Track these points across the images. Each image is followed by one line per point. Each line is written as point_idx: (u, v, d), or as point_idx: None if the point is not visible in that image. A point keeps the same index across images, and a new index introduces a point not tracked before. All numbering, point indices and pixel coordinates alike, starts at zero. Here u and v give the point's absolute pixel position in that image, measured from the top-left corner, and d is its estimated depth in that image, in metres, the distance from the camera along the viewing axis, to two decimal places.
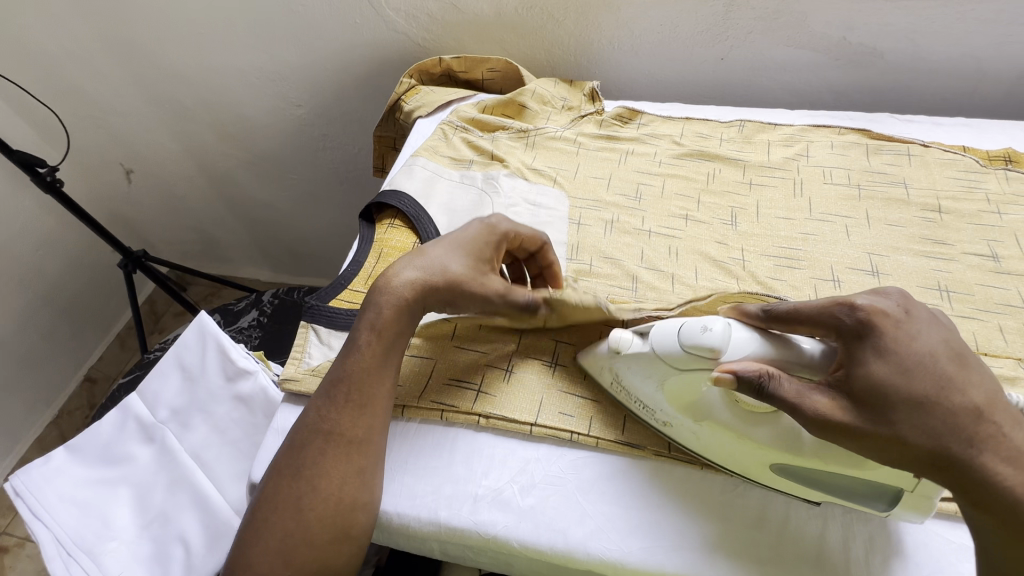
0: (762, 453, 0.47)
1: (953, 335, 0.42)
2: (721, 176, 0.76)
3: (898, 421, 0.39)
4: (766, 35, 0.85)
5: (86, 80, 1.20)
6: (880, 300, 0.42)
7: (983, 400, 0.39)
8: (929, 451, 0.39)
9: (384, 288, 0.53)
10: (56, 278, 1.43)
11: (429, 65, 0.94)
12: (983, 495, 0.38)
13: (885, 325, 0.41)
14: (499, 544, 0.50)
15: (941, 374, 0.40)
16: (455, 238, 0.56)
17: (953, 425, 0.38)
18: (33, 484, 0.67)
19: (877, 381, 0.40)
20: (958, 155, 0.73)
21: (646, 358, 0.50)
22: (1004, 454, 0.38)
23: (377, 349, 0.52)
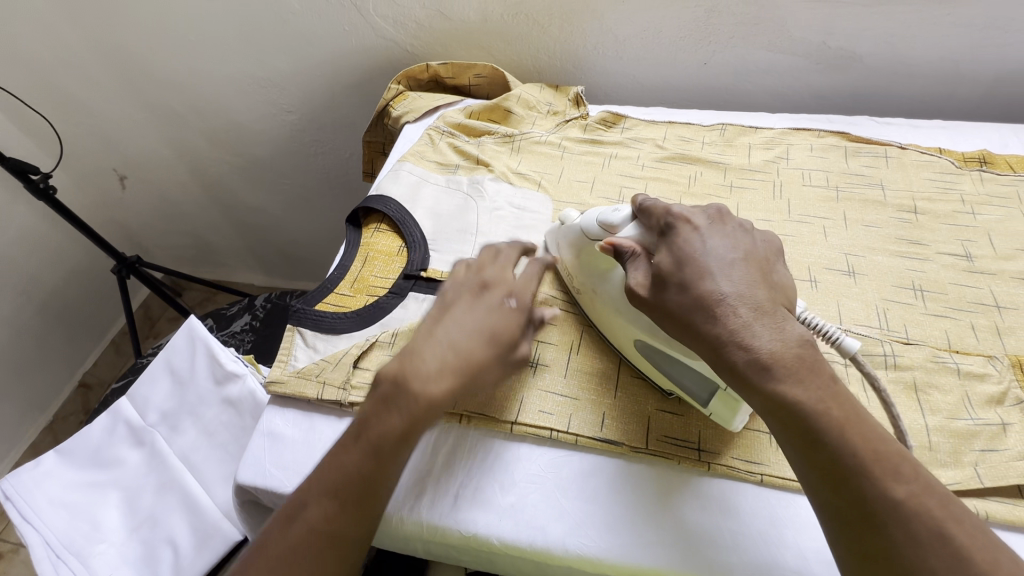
0: (630, 329, 0.55)
1: (748, 247, 0.47)
2: (703, 178, 0.77)
3: (666, 298, 0.45)
4: (747, 40, 0.87)
5: (79, 88, 1.21)
6: (691, 214, 0.49)
7: (733, 288, 0.42)
8: (680, 318, 0.43)
9: (423, 388, 0.45)
10: (50, 284, 1.43)
11: (417, 71, 0.95)
12: (719, 362, 0.41)
13: (681, 228, 0.48)
14: (480, 542, 0.51)
15: (704, 263, 0.44)
16: (495, 328, 0.50)
17: (699, 301, 0.42)
18: (22, 488, 0.67)
19: (659, 264, 0.46)
20: (935, 157, 0.75)
21: (575, 231, 0.62)
22: (741, 326, 0.40)
23: (401, 456, 0.45)
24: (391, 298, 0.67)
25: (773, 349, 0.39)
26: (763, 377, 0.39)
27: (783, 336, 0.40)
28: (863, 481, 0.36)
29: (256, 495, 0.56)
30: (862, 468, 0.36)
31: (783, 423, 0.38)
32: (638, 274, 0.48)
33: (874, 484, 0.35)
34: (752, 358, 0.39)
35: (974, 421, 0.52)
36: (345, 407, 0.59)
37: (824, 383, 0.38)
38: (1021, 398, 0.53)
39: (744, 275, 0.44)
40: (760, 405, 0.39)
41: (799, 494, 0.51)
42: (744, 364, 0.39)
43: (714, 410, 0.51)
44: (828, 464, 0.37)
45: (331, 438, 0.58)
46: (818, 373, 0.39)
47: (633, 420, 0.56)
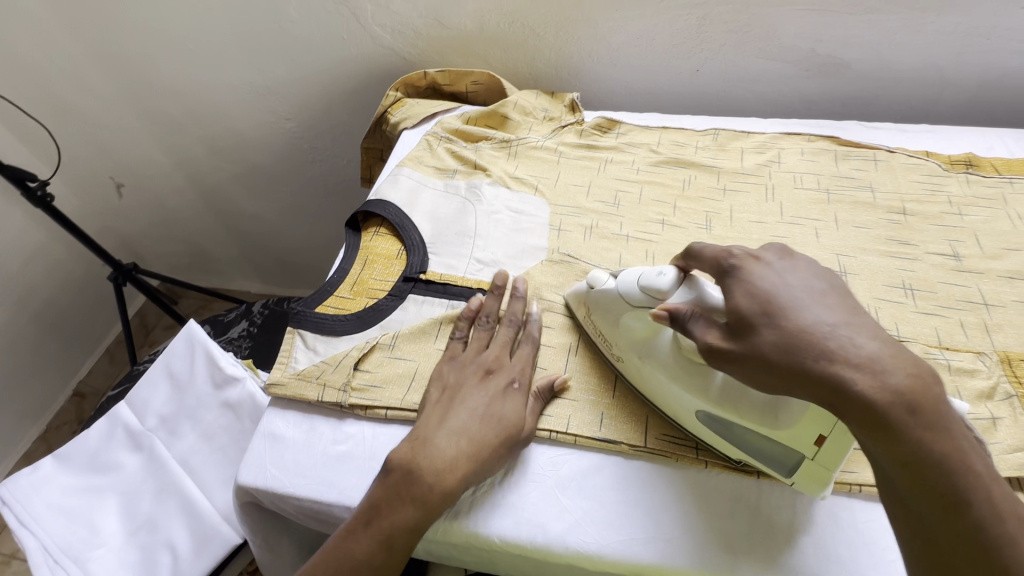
0: (693, 399, 0.50)
1: (828, 279, 0.44)
2: (697, 182, 0.78)
3: (757, 340, 0.41)
4: (738, 48, 0.89)
5: (78, 96, 1.22)
6: (757, 252, 0.46)
7: (836, 319, 0.39)
8: (782, 362, 0.39)
9: (436, 482, 0.49)
10: (45, 291, 1.43)
11: (414, 78, 0.97)
12: (846, 404, 0.37)
13: (750, 268, 0.45)
14: (481, 540, 0.52)
15: (792, 299, 0.41)
16: (501, 418, 0.54)
17: (803, 338, 0.39)
18: (21, 493, 0.68)
19: (735, 308, 0.43)
20: (922, 160, 0.77)
21: (611, 296, 0.57)
22: (860, 363, 0.37)
23: (413, 543, 0.49)
24: (390, 300, 0.68)
25: (913, 390, 0.36)
26: (910, 425, 0.35)
27: (917, 371, 0.37)
28: (1009, 550, 0.34)
29: (257, 497, 0.57)
30: (1007, 536, 0.34)
31: (919, 480, 0.36)
32: (710, 328, 0.44)
33: (1021, 553, 0.34)
34: (892, 397, 0.36)
35: (965, 415, 0.53)
36: (345, 408, 0.59)
37: (960, 435, 0.37)
38: (1010, 392, 0.55)
39: (842, 307, 0.41)
40: (898, 459, 0.36)
41: (796, 490, 0.52)
42: (884, 407, 0.36)
43: (797, 480, 0.49)
44: (966, 531, 0.35)
45: (331, 438, 0.58)
46: (952, 421, 0.37)
47: (631, 419, 0.56)
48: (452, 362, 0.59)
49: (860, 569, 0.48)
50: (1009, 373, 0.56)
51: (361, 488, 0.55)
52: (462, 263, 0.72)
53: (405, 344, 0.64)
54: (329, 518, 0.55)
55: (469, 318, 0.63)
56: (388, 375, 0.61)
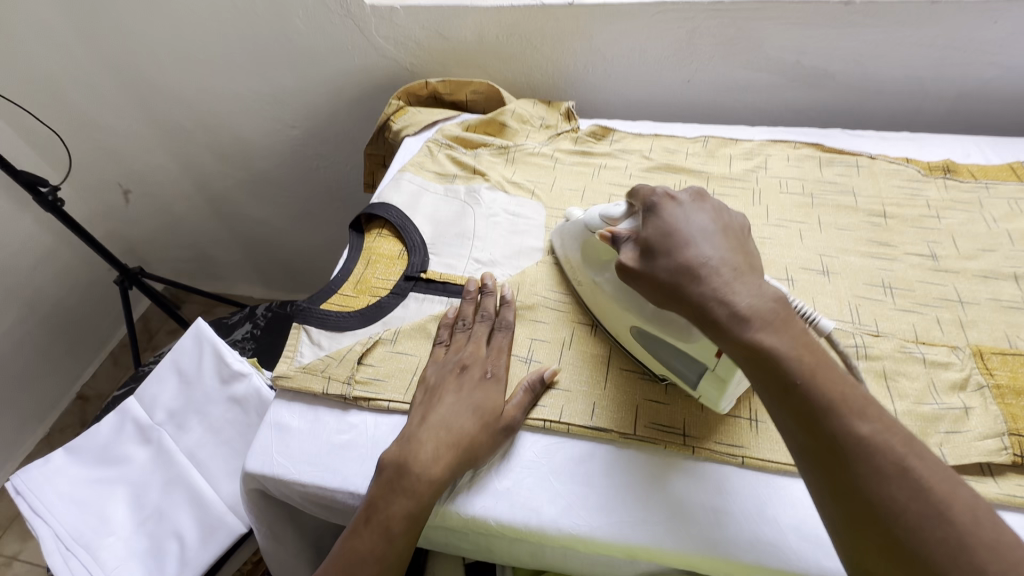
0: (626, 315, 0.58)
1: (727, 220, 0.50)
2: (687, 186, 0.82)
3: (656, 266, 0.48)
4: (726, 59, 0.93)
5: (90, 104, 1.26)
6: (673, 192, 0.53)
7: (713, 251, 0.47)
8: (668, 285, 0.47)
9: (423, 471, 0.53)
10: (53, 295, 1.46)
11: (416, 87, 1.01)
12: (703, 318, 0.44)
13: (665, 205, 0.51)
14: (478, 523, 0.54)
15: (688, 233, 0.48)
16: (481, 407, 0.57)
17: (686, 266, 0.46)
18: (33, 483, 0.70)
19: (646, 236, 0.50)
20: (902, 166, 0.80)
21: (577, 226, 0.66)
22: (719, 284, 0.44)
23: (410, 535, 0.52)
24: (392, 298, 0.71)
25: (753, 303, 0.43)
26: (743, 326, 0.42)
27: (761, 292, 0.44)
28: (834, 421, 0.39)
29: (264, 484, 0.59)
30: (833, 409, 0.39)
31: (760, 369, 0.42)
32: (629, 252, 0.52)
33: (844, 423, 0.39)
34: (733, 311, 0.43)
35: (939, 405, 0.56)
36: (349, 400, 0.62)
37: (799, 334, 0.42)
38: (982, 383, 0.57)
39: (722, 242, 0.48)
40: (742, 355, 0.42)
41: (778, 476, 0.54)
42: (725, 315, 0.43)
43: (701, 390, 0.55)
44: (799, 409, 0.40)
45: (335, 428, 0.61)
46: (792, 323, 0.43)
47: (621, 408, 0.59)
48: (435, 362, 0.62)
49: (840, 551, 0.50)
50: (981, 366, 0.59)
51: (363, 474, 0.57)
52: (461, 263, 0.75)
53: (407, 339, 0.66)
54: (333, 505, 0.58)
55: (448, 323, 0.66)
56: (389, 368, 0.64)
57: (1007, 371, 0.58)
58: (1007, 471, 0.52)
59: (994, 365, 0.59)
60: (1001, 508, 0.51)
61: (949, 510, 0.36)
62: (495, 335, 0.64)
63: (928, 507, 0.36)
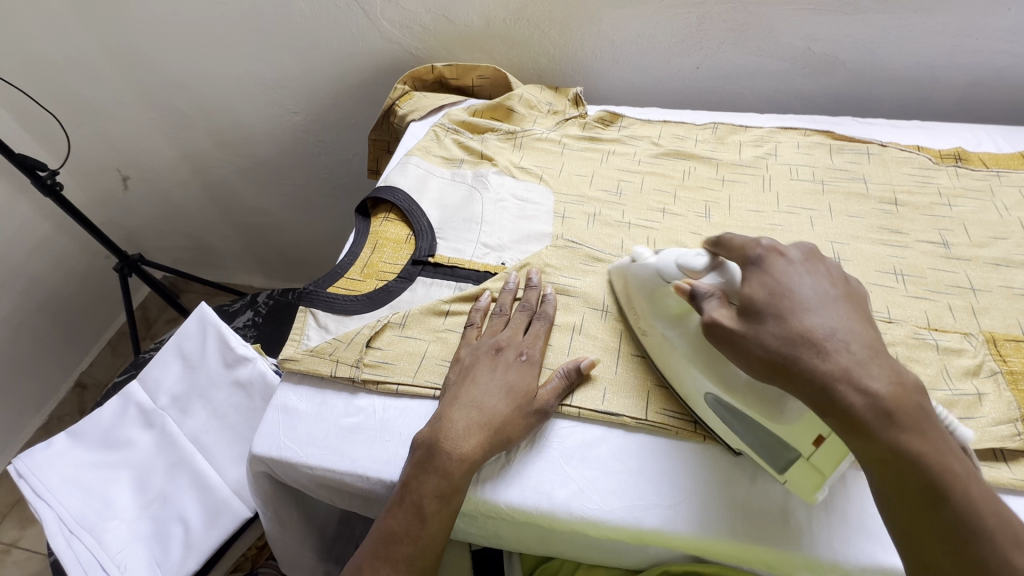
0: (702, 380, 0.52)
1: (846, 286, 0.46)
2: (696, 173, 0.81)
3: (761, 330, 0.44)
4: (736, 45, 0.92)
5: (87, 88, 1.24)
6: (783, 247, 0.49)
7: (837, 325, 0.42)
8: (775, 355, 0.42)
9: (455, 447, 0.52)
10: (50, 282, 1.44)
11: (422, 72, 0.99)
12: (830, 404, 0.40)
13: (773, 263, 0.48)
14: (490, 507, 0.54)
15: (807, 300, 0.44)
16: (514, 390, 0.56)
17: (803, 337, 0.42)
18: (36, 466, 0.70)
19: (750, 296, 0.46)
20: (913, 154, 0.80)
21: (648, 271, 0.59)
22: (851, 367, 0.40)
23: (442, 514, 0.51)
24: (399, 282, 0.70)
25: (891, 393, 0.39)
26: (888, 428, 0.39)
27: (899, 379, 0.40)
28: (980, 542, 0.37)
29: (271, 466, 0.58)
30: (985, 533, 0.37)
31: (894, 474, 0.39)
32: (720, 307, 0.47)
33: (988, 545, 0.36)
34: (871, 403, 0.39)
35: (952, 391, 0.56)
36: (358, 383, 0.61)
37: (940, 440, 0.39)
38: (995, 369, 0.57)
39: (847, 314, 0.44)
40: (871, 453, 0.39)
41: None
42: (861, 408, 0.39)
43: (787, 477, 0.50)
44: (947, 526, 0.37)
45: (343, 411, 0.60)
46: (931, 422, 0.39)
47: (634, 394, 0.58)
48: (469, 344, 0.61)
49: (852, 530, 0.50)
50: (994, 352, 0.59)
51: (373, 457, 0.56)
52: (469, 248, 0.74)
53: (415, 323, 0.65)
54: (342, 487, 0.57)
55: (482, 309, 0.65)
56: (398, 351, 0.63)
57: (1020, 358, 0.58)
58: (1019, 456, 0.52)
59: (1007, 352, 0.59)
60: (1013, 493, 0.51)
61: None
62: (534, 322, 0.63)
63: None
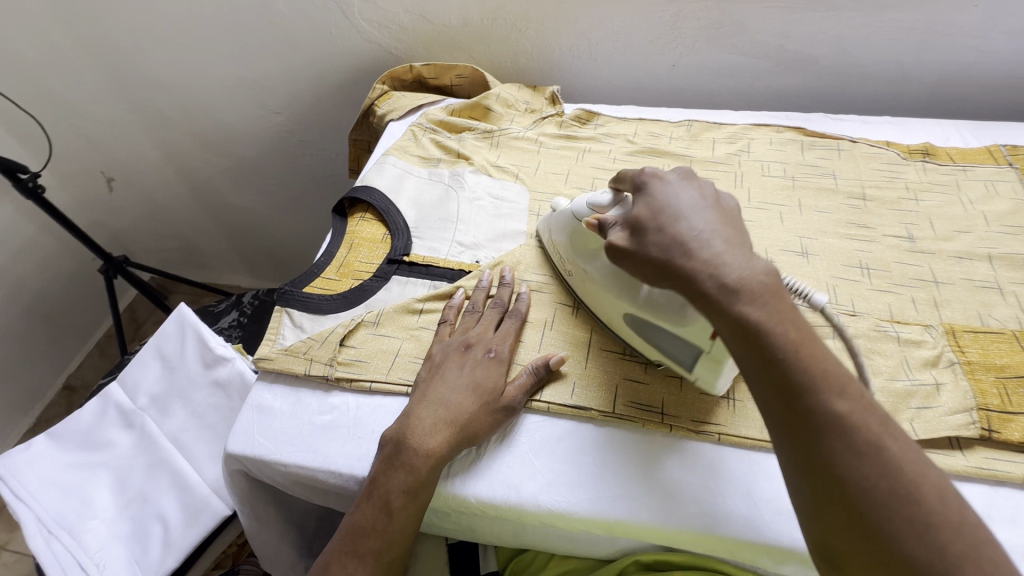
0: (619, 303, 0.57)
1: (718, 197, 0.48)
2: (670, 170, 0.82)
3: (644, 243, 0.46)
4: (711, 43, 0.93)
5: (68, 90, 1.23)
6: (662, 172, 0.51)
7: (702, 226, 0.44)
8: (658, 262, 0.45)
9: (421, 444, 0.53)
10: (35, 285, 1.44)
11: (400, 72, 1.00)
12: (691, 292, 0.42)
13: (655, 183, 0.49)
14: (461, 502, 0.55)
15: (677, 209, 0.46)
16: (481, 387, 0.57)
17: (675, 241, 0.44)
18: (15, 468, 0.70)
19: (637, 217, 0.48)
20: (883, 149, 0.81)
21: (564, 217, 0.64)
22: (705, 255, 0.42)
23: (409, 508, 0.52)
24: (375, 281, 0.71)
25: (744, 275, 0.41)
26: (733, 299, 0.40)
27: (753, 265, 0.41)
28: (812, 398, 0.38)
29: (246, 465, 0.59)
30: (815, 386, 0.38)
31: (746, 346, 0.40)
32: (617, 233, 0.49)
33: (820, 402, 0.38)
34: (721, 283, 0.41)
35: (911, 381, 0.57)
36: (332, 381, 0.62)
37: (783, 305, 0.41)
38: (954, 360, 0.59)
39: (714, 215, 0.46)
40: (726, 328, 0.41)
41: (756, 453, 0.55)
42: (712, 289, 0.41)
43: (697, 373, 0.55)
44: (781, 382, 0.39)
45: (317, 409, 0.61)
46: (781, 297, 0.41)
47: (602, 388, 0.59)
48: (441, 341, 0.62)
49: None
50: (954, 343, 0.60)
51: (346, 454, 0.57)
52: (444, 246, 0.75)
53: (389, 322, 0.66)
54: (316, 484, 0.58)
55: (454, 306, 0.66)
56: (371, 349, 0.64)
57: (978, 348, 0.59)
58: (974, 445, 0.54)
59: (966, 342, 0.60)
60: (967, 480, 0.53)
61: (918, 493, 0.35)
62: (505, 320, 0.64)
63: (895, 488, 0.36)
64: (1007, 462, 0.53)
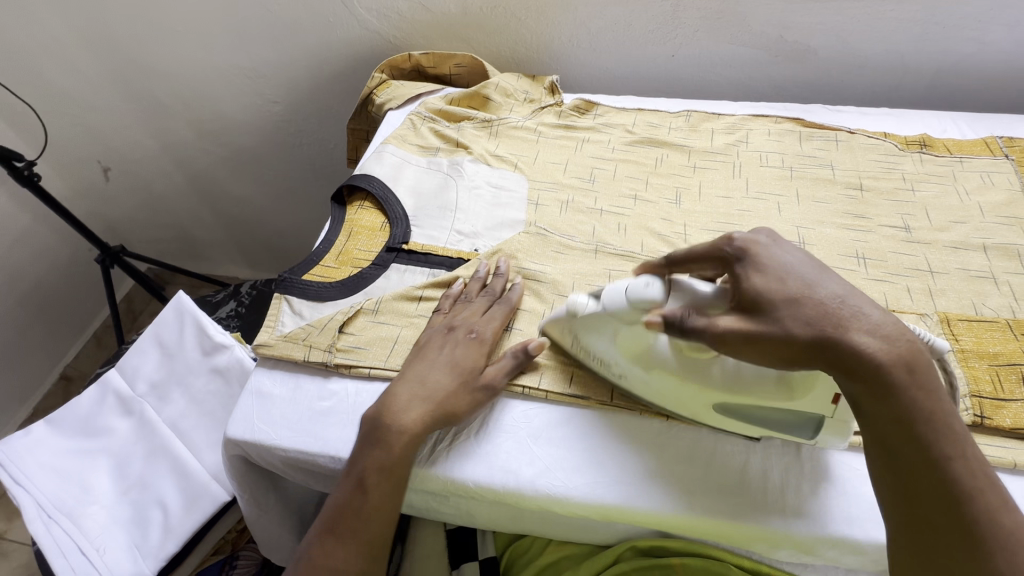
0: (705, 395, 0.51)
1: (819, 255, 0.48)
2: (668, 160, 0.82)
3: (779, 315, 0.42)
4: (711, 34, 0.93)
5: (63, 78, 1.22)
6: (750, 234, 0.49)
7: (844, 292, 0.43)
8: (809, 339, 0.41)
9: (396, 420, 0.53)
10: (32, 274, 1.44)
11: (399, 60, 0.99)
12: (857, 372, 0.40)
13: (756, 249, 0.47)
14: (458, 485, 0.55)
15: (806, 274, 0.44)
16: (460, 366, 0.58)
17: (827, 313, 0.41)
18: (15, 454, 0.69)
19: (755, 289, 0.44)
20: (880, 140, 0.81)
21: (598, 318, 0.54)
22: (867, 329, 0.41)
23: (386, 486, 0.52)
24: (374, 269, 0.71)
25: (901, 353, 0.40)
26: (907, 388, 0.40)
27: (907, 339, 0.41)
28: (976, 502, 0.39)
29: (245, 450, 0.60)
30: (973, 491, 0.39)
31: (908, 437, 0.40)
32: (723, 316, 0.45)
33: (981, 507, 0.39)
34: (894, 357, 0.40)
35: None
36: (330, 367, 0.62)
37: (942, 399, 0.41)
38: (947, 349, 0.59)
39: (839, 279, 0.44)
40: (893, 418, 0.41)
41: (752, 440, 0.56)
42: (889, 371, 0.40)
43: (819, 438, 0.53)
44: (942, 483, 0.39)
45: (316, 395, 0.61)
46: (932, 385, 0.41)
47: (599, 374, 0.60)
48: (430, 326, 0.63)
49: (809, 503, 0.52)
50: (948, 332, 0.61)
51: (345, 439, 0.58)
52: (444, 235, 0.75)
53: (388, 309, 0.66)
54: (315, 468, 0.59)
55: (450, 295, 0.66)
56: (370, 336, 0.64)
57: (971, 337, 0.60)
58: (965, 431, 0.55)
59: (960, 331, 0.61)
60: None
61: None
62: (494, 307, 0.64)
63: None
64: (998, 448, 0.53)
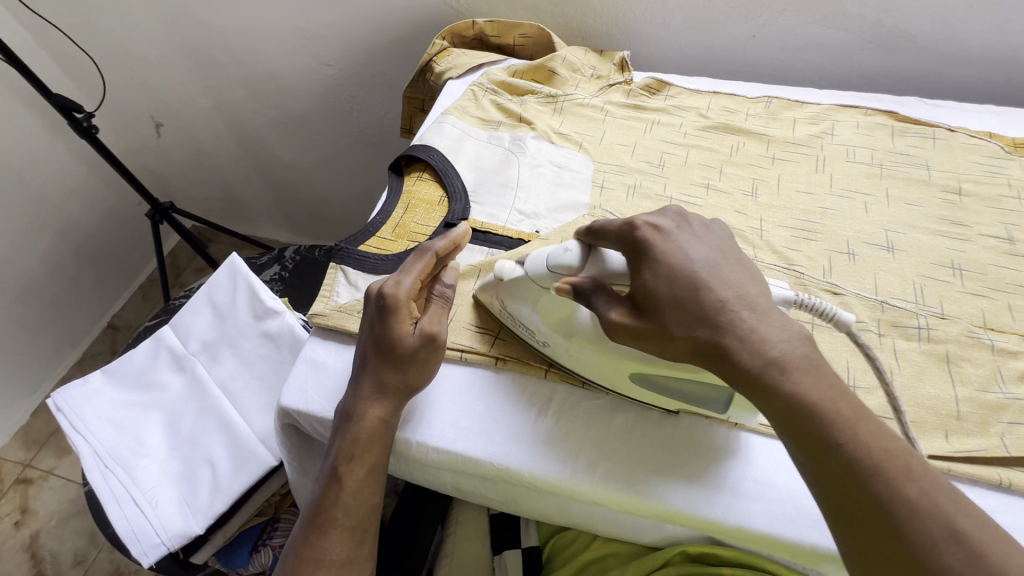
0: (622, 365, 0.52)
1: (725, 248, 0.47)
2: (745, 149, 0.77)
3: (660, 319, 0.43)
4: (800, 13, 0.86)
5: (121, 30, 1.22)
6: (656, 220, 0.47)
7: (730, 297, 0.43)
8: (687, 343, 0.43)
9: (362, 413, 0.52)
10: (85, 225, 1.47)
11: (462, 27, 0.95)
12: (736, 375, 0.41)
13: (655, 241, 0.46)
14: (512, 475, 0.54)
15: (695, 272, 0.44)
16: (396, 337, 0.53)
17: (709, 317, 0.42)
18: (73, 402, 0.72)
19: (647, 287, 0.44)
20: (983, 141, 0.74)
21: (522, 284, 0.54)
22: (743, 334, 0.41)
23: (363, 472, 0.52)
24: None
25: (785, 351, 0.40)
26: (779, 378, 0.39)
27: (790, 336, 0.41)
28: (880, 481, 0.36)
29: (298, 419, 0.59)
30: (878, 467, 0.36)
31: (795, 427, 0.39)
32: (617, 304, 0.46)
33: (887, 485, 0.36)
34: (764, 361, 0.40)
35: (1004, 394, 0.54)
36: None
37: (831, 381, 0.40)
38: None
39: (733, 277, 0.44)
40: (774, 409, 0.40)
41: None
42: (757, 367, 0.40)
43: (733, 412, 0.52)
44: (839, 467, 0.37)
45: None
46: (826, 374, 0.40)
47: None
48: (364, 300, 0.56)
49: None
50: None
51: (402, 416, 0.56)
52: (504, 213, 0.72)
53: None
54: None
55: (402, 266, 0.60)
56: None
57: None
58: None
59: None
60: None
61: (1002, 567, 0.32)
62: (414, 260, 0.56)
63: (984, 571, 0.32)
64: None
